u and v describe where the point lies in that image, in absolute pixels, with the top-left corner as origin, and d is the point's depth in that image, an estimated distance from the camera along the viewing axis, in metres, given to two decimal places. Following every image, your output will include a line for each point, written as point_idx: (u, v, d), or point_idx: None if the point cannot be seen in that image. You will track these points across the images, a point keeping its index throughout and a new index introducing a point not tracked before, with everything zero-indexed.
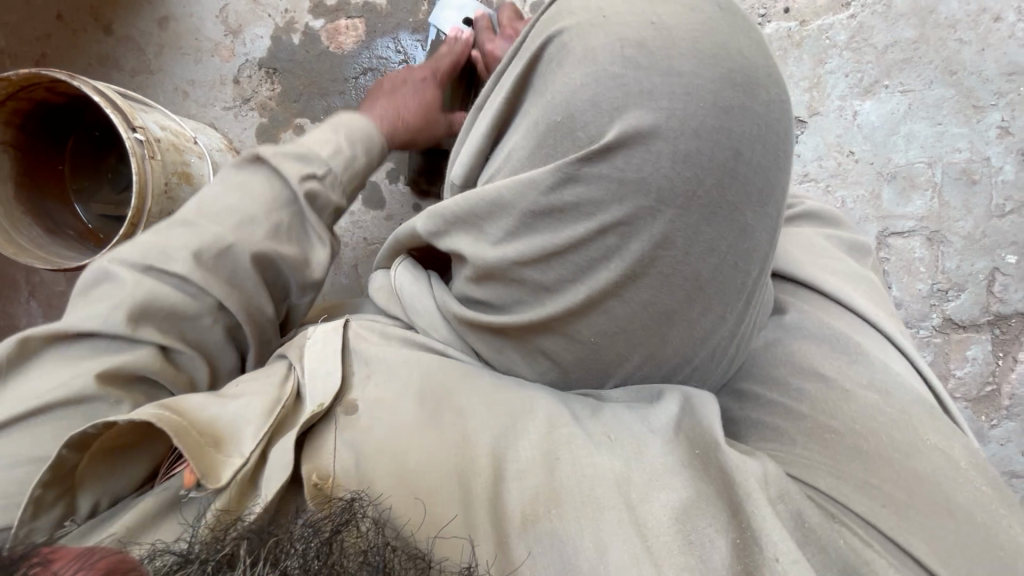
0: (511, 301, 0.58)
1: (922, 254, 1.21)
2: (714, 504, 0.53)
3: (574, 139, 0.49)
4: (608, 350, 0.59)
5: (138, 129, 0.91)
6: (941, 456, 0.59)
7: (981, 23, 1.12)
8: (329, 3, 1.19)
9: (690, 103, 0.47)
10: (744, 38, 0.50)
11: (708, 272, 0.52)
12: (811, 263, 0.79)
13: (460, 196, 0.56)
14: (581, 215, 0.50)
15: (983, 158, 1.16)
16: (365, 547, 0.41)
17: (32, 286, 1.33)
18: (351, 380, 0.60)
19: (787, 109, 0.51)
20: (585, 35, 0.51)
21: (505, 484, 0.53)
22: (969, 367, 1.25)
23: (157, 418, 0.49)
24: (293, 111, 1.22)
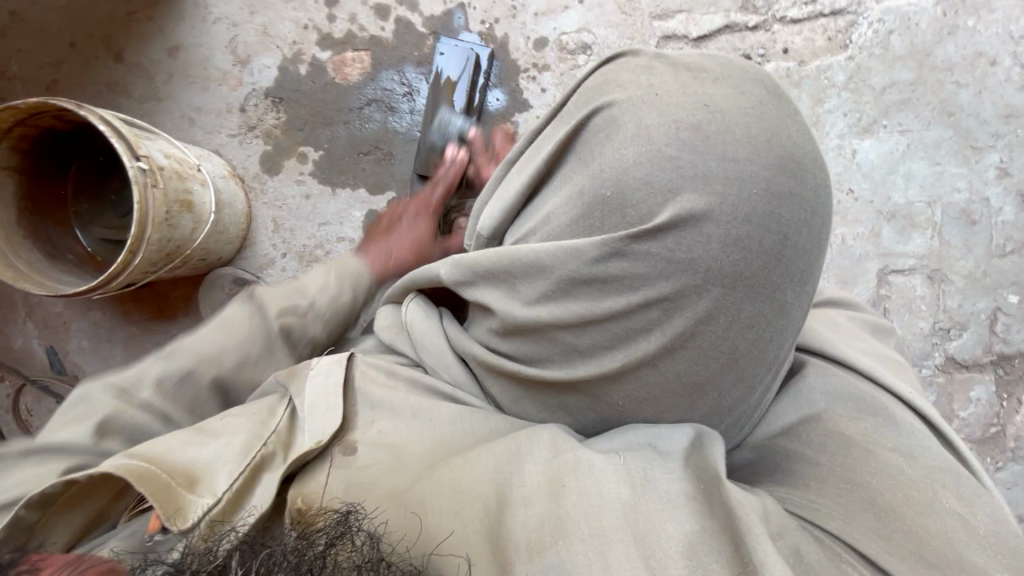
0: (539, 359, 0.58)
1: (923, 293, 1.20)
2: (715, 543, 0.50)
3: (623, 216, 0.49)
4: (635, 411, 0.58)
5: (142, 158, 0.91)
6: (960, 520, 0.55)
7: (978, 67, 1.13)
8: (336, 36, 1.21)
9: (743, 189, 0.47)
10: (791, 124, 0.50)
11: (745, 346, 0.52)
12: (835, 338, 0.76)
13: (495, 253, 0.55)
14: (622, 288, 0.49)
15: (983, 199, 1.17)
16: (359, 561, 0.44)
17: (28, 307, 1.32)
18: (354, 420, 0.62)
19: (829, 192, 0.51)
20: (636, 109, 0.50)
21: (510, 509, 0.52)
22: (973, 407, 1.23)
23: (119, 468, 0.49)
24: (297, 140, 1.23)
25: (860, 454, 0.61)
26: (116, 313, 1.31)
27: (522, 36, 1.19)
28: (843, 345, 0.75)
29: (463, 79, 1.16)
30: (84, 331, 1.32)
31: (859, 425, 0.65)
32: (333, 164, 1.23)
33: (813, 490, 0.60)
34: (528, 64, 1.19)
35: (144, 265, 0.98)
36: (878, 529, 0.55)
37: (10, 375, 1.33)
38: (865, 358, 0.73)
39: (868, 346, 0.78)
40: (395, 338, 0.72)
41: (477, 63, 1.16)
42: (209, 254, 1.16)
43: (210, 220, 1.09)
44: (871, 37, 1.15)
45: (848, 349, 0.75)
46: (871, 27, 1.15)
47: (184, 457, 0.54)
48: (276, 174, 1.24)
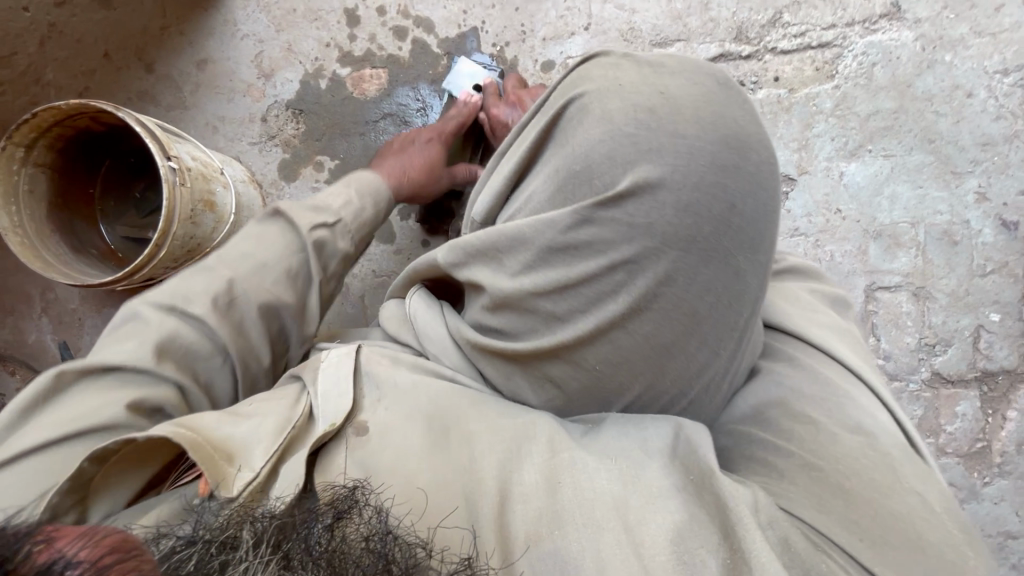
0: (524, 330, 0.62)
1: (909, 309, 1.26)
2: (705, 526, 0.55)
3: (590, 186, 0.54)
4: (611, 380, 0.62)
5: (172, 158, 0.98)
6: (919, 500, 0.60)
7: (955, 98, 1.21)
8: (356, 54, 1.28)
9: (691, 160, 0.52)
10: (739, 108, 0.56)
11: (704, 308, 0.56)
12: (796, 316, 0.82)
13: (483, 232, 0.61)
14: (592, 253, 0.55)
15: (963, 221, 1.23)
16: (367, 534, 0.46)
17: (45, 303, 1.36)
18: (362, 402, 0.64)
19: (776, 168, 0.56)
20: (602, 97, 0.56)
21: (512, 502, 0.56)
22: (959, 423, 1.27)
23: (172, 434, 0.52)
24: (314, 149, 1.30)
25: (830, 442, 0.65)
26: None
27: (530, 58, 1.27)
28: (800, 320, 0.81)
29: (474, 97, 1.23)
30: (97, 327, 1.36)
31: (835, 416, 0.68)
32: (348, 173, 1.30)
33: (785, 476, 0.63)
34: (535, 84, 1.27)
35: (167, 260, 1.03)
36: (846, 517, 0.58)
37: (23, 369, 1.37)
38: (839, 348, 0.78)
39: (829, 322, 0.84)
40: (400, 329, 0.76)
41: (487, 81, 1.23)
42: None
43: (230, 220, 1.14)
44: (855, 69, 1.23)
45: (803, 320, 0.81)
46: (855, 59, 1.23)
47: (224, 432, 0.57)
48: (292, 181, 1.30)
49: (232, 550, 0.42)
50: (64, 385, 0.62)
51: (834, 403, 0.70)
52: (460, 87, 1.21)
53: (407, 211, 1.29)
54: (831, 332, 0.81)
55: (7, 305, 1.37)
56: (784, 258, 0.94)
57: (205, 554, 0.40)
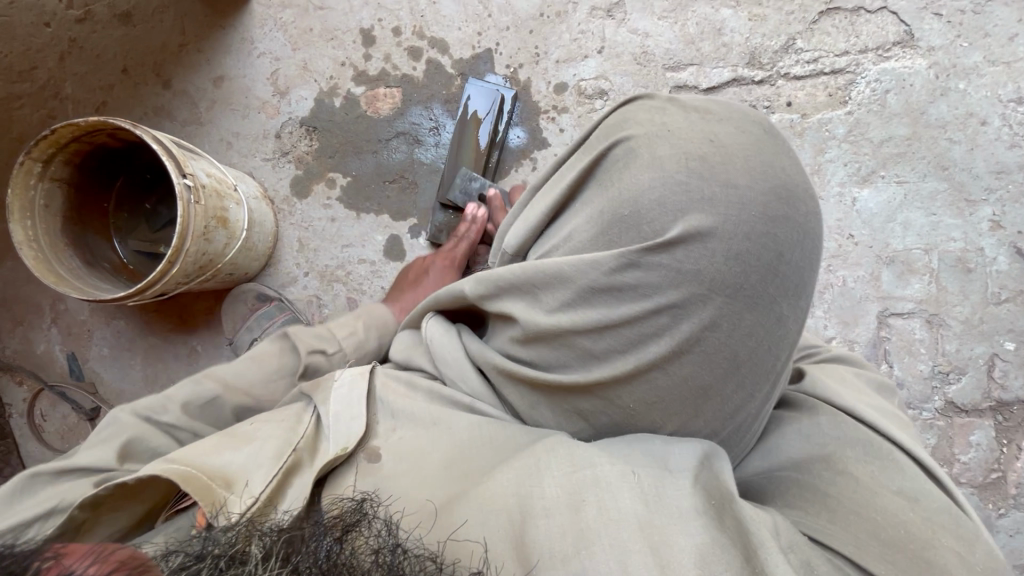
0: (556, 365, 0.61)
1: (922, 335, 1.24)
2: (730, 551, 0.52)
3: (638, 232, 0.54)
4: (645, 417, 0.61)
5: (188, 176, 0.98)
6: (957, 559, 0.58)
7: (969, 125, 1.21)
8: (371, 73, 1.30)
9: (743, 211, 0.52)
10: (786, 159, 0.56)
11: (747, 353, 0.55)
12: (837, 388, 0.78)
13: (520, 267, 0.60)
14: (636, 296, 0.54)
15: (978, 249, 1.22)
16: (376, 547, 0.46)
17: (55, 313, 1.37)
18: (375, 428, 0.64)
19: (820, 220, 0.57)
20: (651, 143, 0.56)
21: (532, 520, 0.54)
22: (974, 452, 1.25)
23: (161, 470, 0.53)
24: (327, 166, 1.31)
25: (867, 494, 0.63)
26: (139, 323, 1.35)
27: (544, 80, 1.27)
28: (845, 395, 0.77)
29: (487, 118, 1.24)
30: (106, 339, 1.36)
31: (868, 467, 0.66)
32: (359, 190, 1.30)
33: (817, 514, 0.62)
34: (548, 106, 1.27)
35: (179, 276, 1.03)
36: (887, 562, 0.57)
37: (30, 379, 1.37)
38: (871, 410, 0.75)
39: (876, 405, 0.79)
40: (412, 354, 0.75)
41: (501, 104, 1.24)
42: (236, 269, 1.21)
43: (241, 236, 1.15)
44: (868, 95, 1.23)
45: (848, 395, 0.77)
46: (868, 86, 1.23)
47: (222, 461, 0.57)
48: (304, 198, 1.31)
49: (241, 565, 0.41)
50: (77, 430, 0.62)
51: (866, 455, 0.68)
52: (466, 187, 1.23)
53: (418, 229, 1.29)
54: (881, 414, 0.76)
55: (17, 314, 1.37)
56: (818, 348, 0.92)
57: (215, 569, 0.39)
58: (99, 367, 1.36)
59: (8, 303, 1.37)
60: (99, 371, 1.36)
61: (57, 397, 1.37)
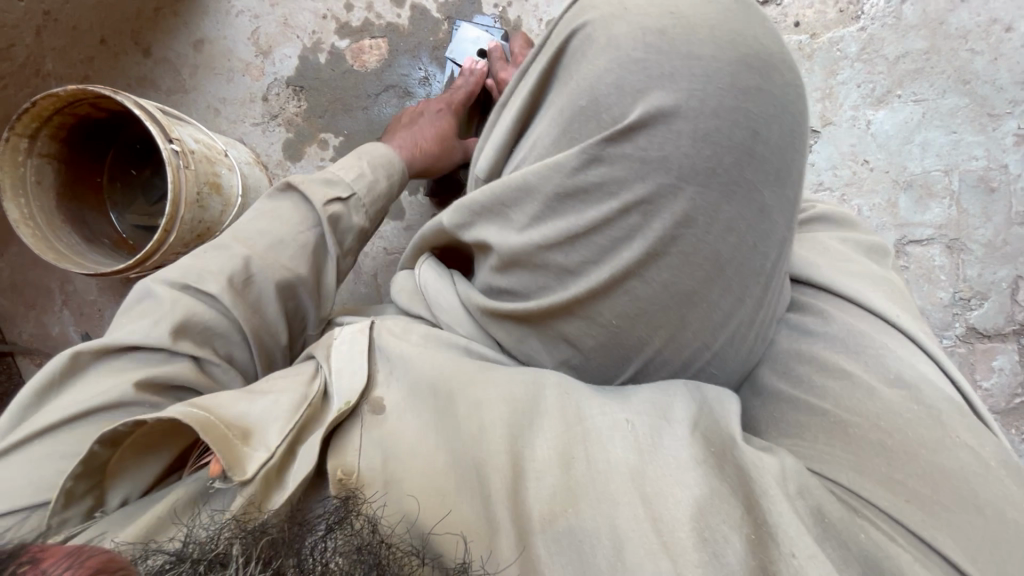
0: (536, 290, 0.59)
1: (942, 262, 1.20)
2: (729, 503, 0.52)
3: (598, 121, 0.52)
4: (630, 332, 0.58)
5: (175, 141, 0.96)
6: (968, 453, 0.57)
7: (992, 33, 1.13)
8: (354, 24, 1.24)
9: (708, 85, 0.49)
10: (759, 28, 0.52)
11: (727, 252, 0.53)
12: (827, 264, 0.76)
13: (487, 186, 0.59)
14: (605, 195, 0.52)
15: (1000, 166, 1.16)
16: (357, 545, 0.43)
17: (65, 295, 1.38)
18: (377, 380, 0.62)
19: (801, 92, 0.53)
20: (607, 25, 0.53)
21: (525, 478, 0.53)
22: (996, 378, 1.23)
23: (184, 415, 0.51)
24: (318, 127, 1.27)
25: (877, 402, 0.62)
26: None
27: (534, 17, 1.21)
28: (843, 275, 0.74)
29: (479, 59, 1.18)
30: (117, 317, 1.37)
31: (872, 374, 0.64)
32: (353, 149, 1.27)
33: (817, 440, 0.62)
34: (541, 45, 1.22)
35: (177, 245, 1.02)
36: (890, 479, 0.57)
37: (49, 361, 1.39)
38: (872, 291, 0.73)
39: (871, 274, 0.76)
40: (412, 303, 0.74)
41: (492, 46, 1.18)
42: None
43: (237, 204, 1.13)
44: (882, 8, 1.15)
45: (838, 271, 0.75)
46: None
47: (238, 412, 0.55)
48: (298, 161, 1.28)
49: (222, 569, 0.38)
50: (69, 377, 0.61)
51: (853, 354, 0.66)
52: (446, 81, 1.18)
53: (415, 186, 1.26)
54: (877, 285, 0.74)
55: (27, 299, 1.39)
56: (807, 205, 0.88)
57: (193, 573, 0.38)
58: None
59: (18, 288, 1.38)
60: None
61: None
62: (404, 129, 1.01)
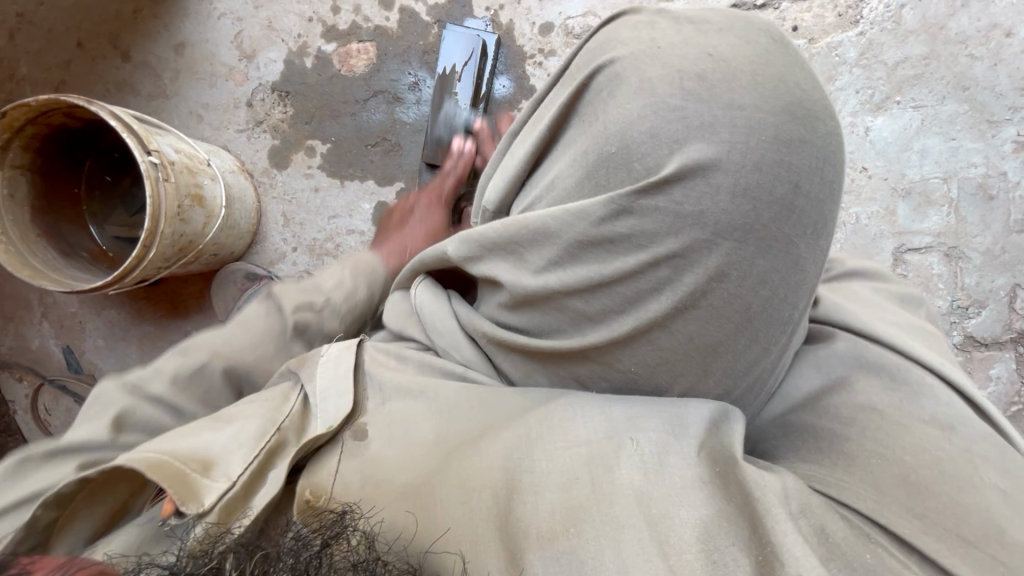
0: (549, 331, 0.57)
1: (940, 270, 1.19)
2: (737, 521, 0.48)
3: (629, 170, 0.48)
4: (648, 380, 0.56)
5: (153, 153, 0.92)
6: (998, 493, 0.54)
7: (992, 39, 1.11)
8: (341, 28, 1.20)
9: (749, 135, 0.45)
10: (800, 71, 0.49)
11: (759, 304, 0.50)
12: (855, 308, 0.74)
13: (500, 223, 0.54)
14: (632, 246, 0.48)
15: (1000, 173, 1.15)
16: (354, 560, 0.42)
17: (44, 307, 1.34)
18: (364, 405, 0.61)
19: (840, 141, 0.50)
20: (638, 65, 0.50)
21: (519, 496, 0.51)
22: (994, 386, 1.22)
23: (129, 458, 0.48)
24: (304, 134, 1.23)
25: (898, 431, 0.59)
26: (130, 311, 1.32)
27: (527, 21, 1.18)
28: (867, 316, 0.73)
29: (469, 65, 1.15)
30: (99, 330, 1.33)
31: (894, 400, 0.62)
32: (341, 156, 1.23)
33: (832, 466, 0.58)
34: (534, 50, 1.18)
35: (158, 261, 0.98)
36: (908, 507, 0.54)
37: (29, 374, 1.35)
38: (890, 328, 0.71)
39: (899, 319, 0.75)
40: (405, 325, 0.71)
41: (484, 49, 1.15)
42: (219, 249, 1.16)
43: (220, 214, 1.09)
44: (882, 12, 1.13)
45: (872, 318, 0.72)
46: (881, 2, 1.13)
47: (196, 444, 0.53)
48: (284, 168, 1.24)
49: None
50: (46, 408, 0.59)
51: (881, 383, 0.64)
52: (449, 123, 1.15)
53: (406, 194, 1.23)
54: (905, 330, 0.73)
55: (6, 312, 1.35)
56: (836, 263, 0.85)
57: None
58: (95, 358, 1.34)
59: None
60: (96, 362, 1.34)
61: (57, 391, 1.36)
62: (395, 234, 1.00)
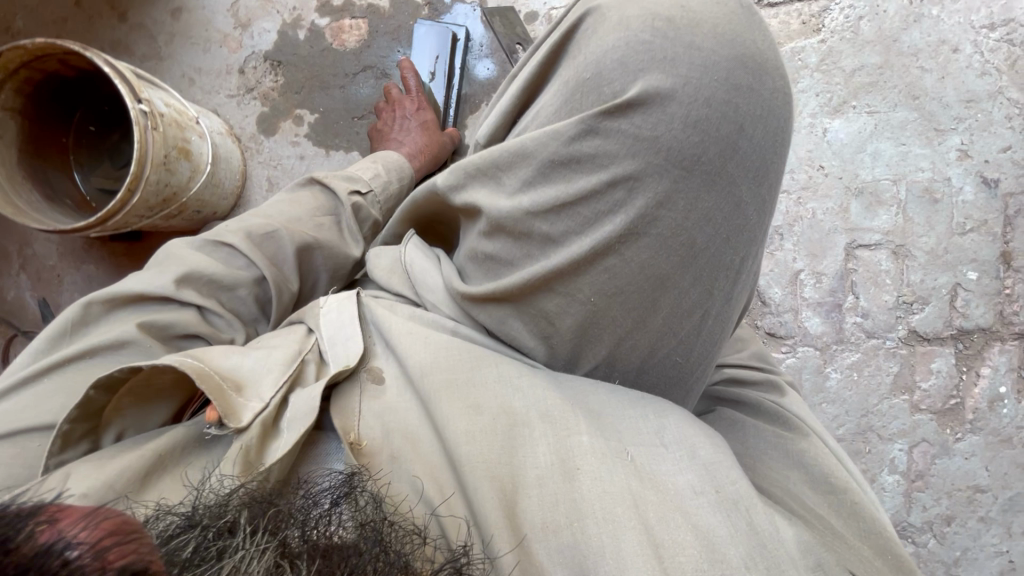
0: (520, 258, 0.59)
1: (888, 267, 1.26)
2: (729, 537, 0.53)
3: (599, 94, 0.53)
4: (606, 313, 0.58)
5: (144, 102, 0.96)
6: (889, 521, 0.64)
7: (941, 53, 1.20)
8: (335, 3, 1.26)
9: (704, 75, 0.51)
10: (759, 34, 0.55)
11: (703, 240, 0.55)
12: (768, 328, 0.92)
13: (487, 150, 0.59)
14: (593, 167, 0.53)
15: (945, 178, 1.23)
16: (361, 521, 0.44)
17: (23, 259, 1.36)
18: (374, 350, 0.64)
19: (789, 99, 0.56)
20: (621, 6, 0.55)
21: (524, 491, 0.54)
22: (935, 379, 1.29)
23: (179, 362, 0.53)
24: (294, 103, 1.28)
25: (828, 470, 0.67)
26: (109, 267, 1.34)
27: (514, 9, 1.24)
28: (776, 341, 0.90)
29: (445, 57, 1.22)
30: (76, 284, 1.35)
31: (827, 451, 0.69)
32: (328, 126, 1.28)
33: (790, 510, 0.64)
34: None
35: (141, 209, 1.01)
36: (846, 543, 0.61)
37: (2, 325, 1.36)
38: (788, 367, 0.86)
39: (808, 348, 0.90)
40: (391, 281, 0.71)
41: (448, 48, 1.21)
42: (203, 207, 1.18)
43: (206, 171, 1.13)
44: (842, 22, 1.23)
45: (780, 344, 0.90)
46: (842, 13, 1.23)
47: (231, 362, 0.58)
48: (272, 135, 1.29)
49: (230, 538, 0.38)
50: (92, 316, 0.67)
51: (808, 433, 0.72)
52: None
53: None
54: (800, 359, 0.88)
55: None
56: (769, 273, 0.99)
57: (203, 540, 0.37)
58: None
59: None
60: None
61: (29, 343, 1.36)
62: (395, 137, 1.12)
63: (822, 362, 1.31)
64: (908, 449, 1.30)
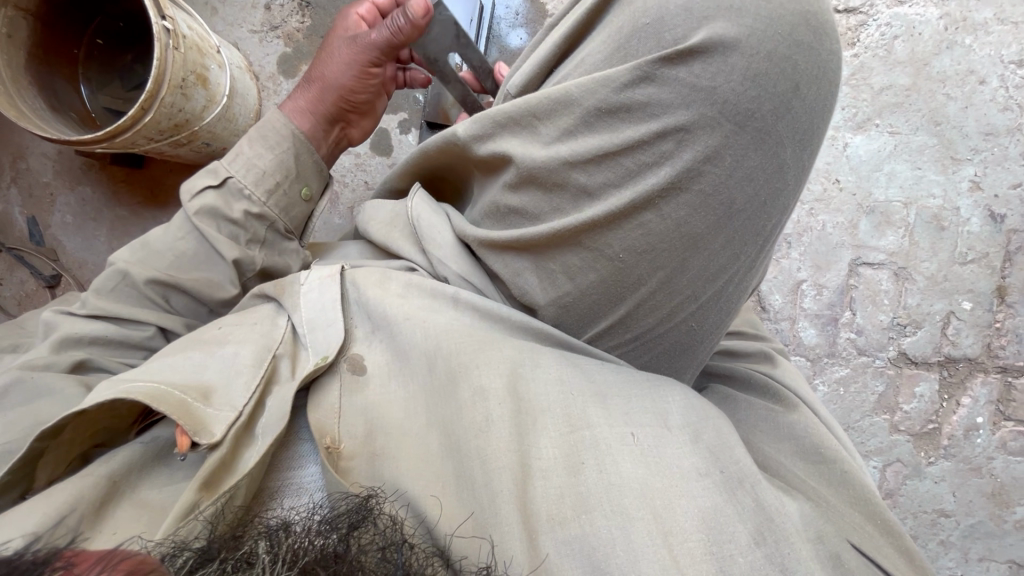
0: (548, 212, 0.59)
1: (888, 287, 1.28)
2: (736, 522, 0.49)
3: (659, 40, 0.51)
4: (632, 270, 0.58)
5: (167, 19, 0.92)
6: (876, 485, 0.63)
7: (967, 83, 1.22)
8: None
9: (769, 26, 0.49)
10: None
11: (741, 203, 0.54)
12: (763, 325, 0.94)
13: (523, 99, 0.57)
14: (643, 117, 0.52)
15: (954, 207, 1.25)
16: (384, 544, 0.41)
17: (14, 173, 1.29)
18: (355, 335, 0.62)
19: (836, 59, 0.53)
20: None
21: (531, 480, 0.49)
22: (917, 403, 1.31)
23: (130, 391, 0.48)
24: (318, 47, 1.24)
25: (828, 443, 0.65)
26: (106, 192, 1.30)
27: None
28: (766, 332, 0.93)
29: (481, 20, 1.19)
30: (69, 206, 1.30)
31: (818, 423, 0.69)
32: None
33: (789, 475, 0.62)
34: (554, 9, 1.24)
35: (150, 131, 0.97)
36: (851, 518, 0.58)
37: None
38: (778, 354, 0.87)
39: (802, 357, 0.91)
40: (390, 234, 0.72)
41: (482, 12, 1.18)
42: (213, 141, 1.14)
43: (221, 102, 1.09)
44: (877, 39, 1.23)
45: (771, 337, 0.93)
46: (878, 29, 1.23)
47: (192, 370, 0.54)
48: (291, 77, 1.25)
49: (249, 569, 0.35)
50: None
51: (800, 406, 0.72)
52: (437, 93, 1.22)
53: (407, 125, 1.29)
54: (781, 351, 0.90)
55: None
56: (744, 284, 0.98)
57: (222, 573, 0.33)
58: (60, 235, 1.31)
59: None
60: (60, 239, 1.31)
61: (13, 261, 1.31)
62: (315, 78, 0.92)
63: (811, 373, 1.32)
64: (882, 467, 1.33)
